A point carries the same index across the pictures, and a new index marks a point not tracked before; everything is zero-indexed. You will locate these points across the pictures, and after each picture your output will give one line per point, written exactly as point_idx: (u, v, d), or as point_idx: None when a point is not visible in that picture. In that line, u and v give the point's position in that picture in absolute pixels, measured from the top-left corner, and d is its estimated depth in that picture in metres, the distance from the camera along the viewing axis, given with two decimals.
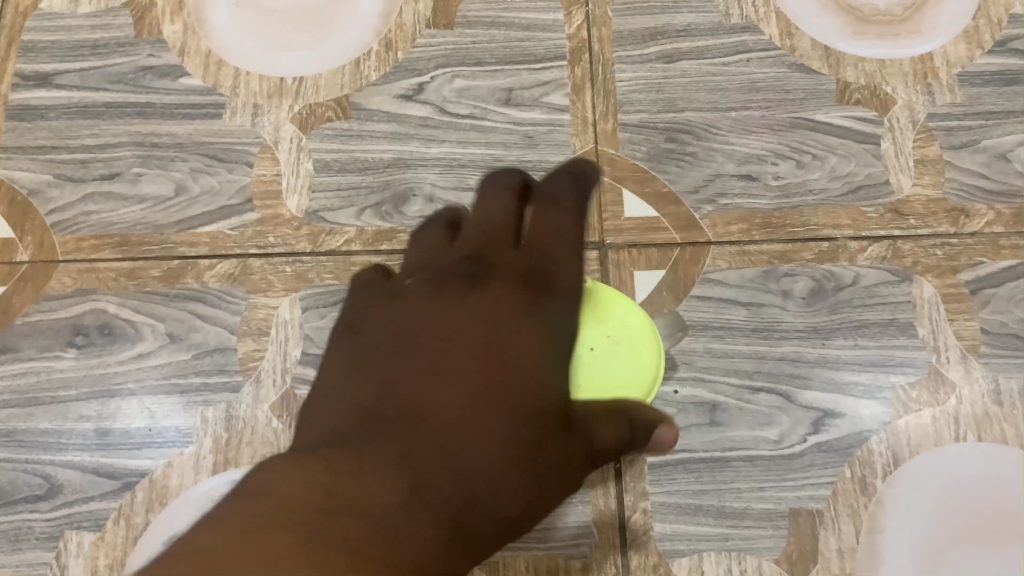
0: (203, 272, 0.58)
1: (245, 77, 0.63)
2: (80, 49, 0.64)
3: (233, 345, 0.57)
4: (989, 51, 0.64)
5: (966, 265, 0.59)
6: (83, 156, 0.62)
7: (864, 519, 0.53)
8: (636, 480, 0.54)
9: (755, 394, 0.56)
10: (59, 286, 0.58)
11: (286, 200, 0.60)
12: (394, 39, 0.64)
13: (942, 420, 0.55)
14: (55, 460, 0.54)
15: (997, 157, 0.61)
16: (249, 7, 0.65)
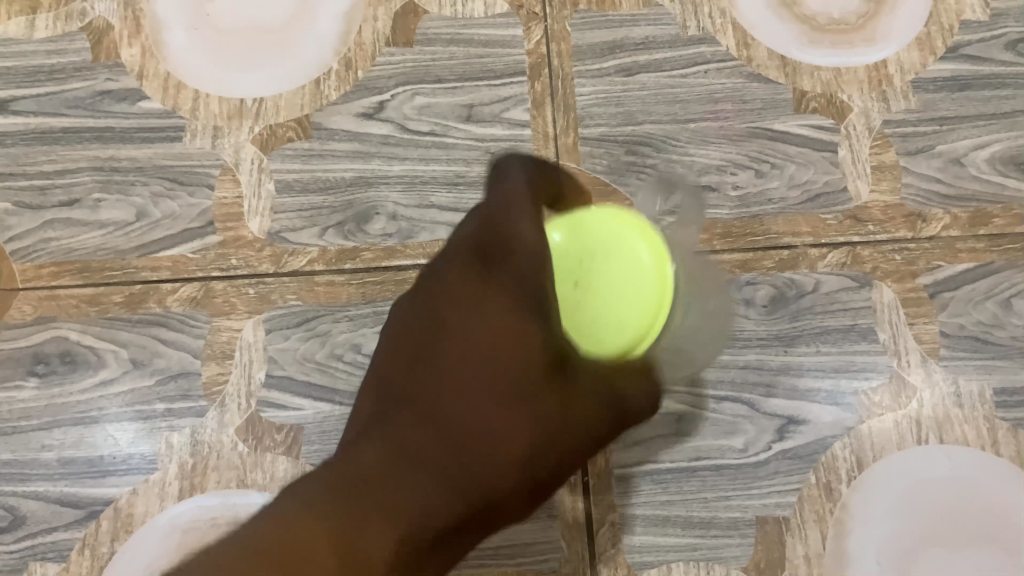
0: (165, 297, 0.58)
1: (205, 99, 0.63)
2: (36, 74, 0.64)
3: (196, 370, 0.56)
4: (942, 58, 0.65)
5: (924, 269, 0.59)
6: (42, 183, 0.61)
7: (830, 525, 0.54)
8: (604, 493, 0.54)
9: (720, 403, 0.56)
10: (19, 314, 0.58)
11: (248, 222, 0.60)
12: (354, 58, 0.64)
13: (904, 423, 0.56)
14: (17, 491, 0.54)
15: (952, 162, 0.62)
16: (207, 29, 0.65)
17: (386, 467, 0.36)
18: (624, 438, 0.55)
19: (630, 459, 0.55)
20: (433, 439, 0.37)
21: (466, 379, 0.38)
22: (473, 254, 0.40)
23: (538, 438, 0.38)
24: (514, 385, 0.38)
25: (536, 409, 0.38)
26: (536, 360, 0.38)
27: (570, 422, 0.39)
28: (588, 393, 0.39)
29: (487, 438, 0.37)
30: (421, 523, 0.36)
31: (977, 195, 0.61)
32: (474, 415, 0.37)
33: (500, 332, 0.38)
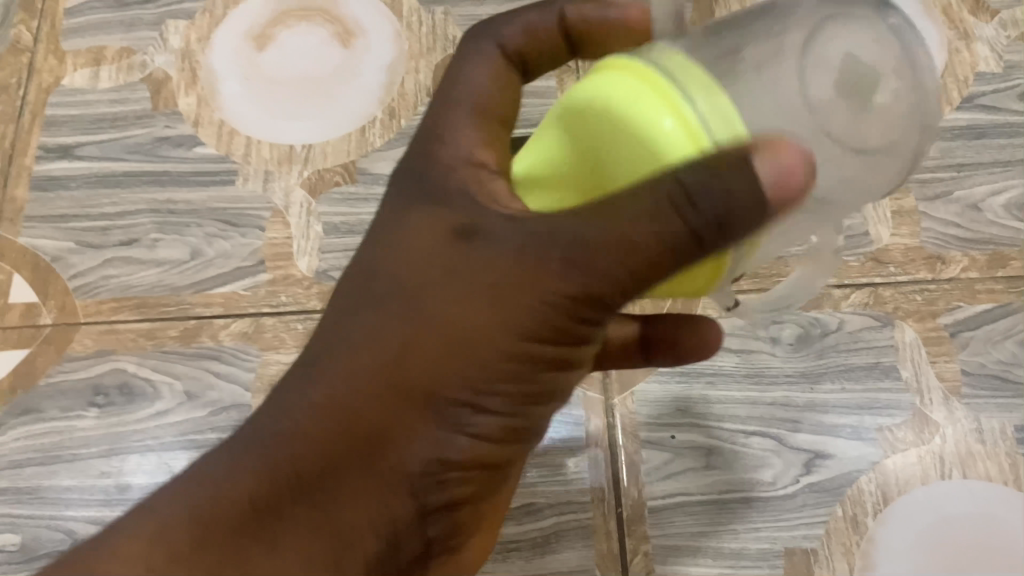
0: (218, 331, 0.61)
1: (256, 145, 0.67)
2: (99, 122, 0.68)
3: (247, 402, 0.59)
4: (958, 108, 0.68)
5: (944, 309, 0.62)
6: (103, 223, 0.65)
7: (856, 556, 0.56)
8: (637, 524, 0.57)
9: (749, 438, 0.58)
10: (80, 347, 0.61)
11: (296, 261, 0.63)
12: (397, 107, 0.68)
13: (928, 458, 0.58)
14: (76, 516, 0.57)
15: (970, 207, 0.65)
16: (259, 79, 0.69)
17: (283, 379, 0.37)
18: (656, 470, 0.58)
19: (662, 491, 0.57)
20: (324, 341, 0.36)
21: (368, 273, 0.37)
22: (411, 156, 0.40)
23: (440, 328, 0.35)
24: (416, 271, 0.36)
25: (434, 292, 0.35)
26: (430, 244, 0.36)
27: (485, 299, 0.34)
28: (502, 251, 0.34)
29: (382, 333, 0.35)
30: (315, 424, 0.35)
31: (994, 239, 0.64)
32: (368, 306, 0.36)
33: (404, 225, 0.37)
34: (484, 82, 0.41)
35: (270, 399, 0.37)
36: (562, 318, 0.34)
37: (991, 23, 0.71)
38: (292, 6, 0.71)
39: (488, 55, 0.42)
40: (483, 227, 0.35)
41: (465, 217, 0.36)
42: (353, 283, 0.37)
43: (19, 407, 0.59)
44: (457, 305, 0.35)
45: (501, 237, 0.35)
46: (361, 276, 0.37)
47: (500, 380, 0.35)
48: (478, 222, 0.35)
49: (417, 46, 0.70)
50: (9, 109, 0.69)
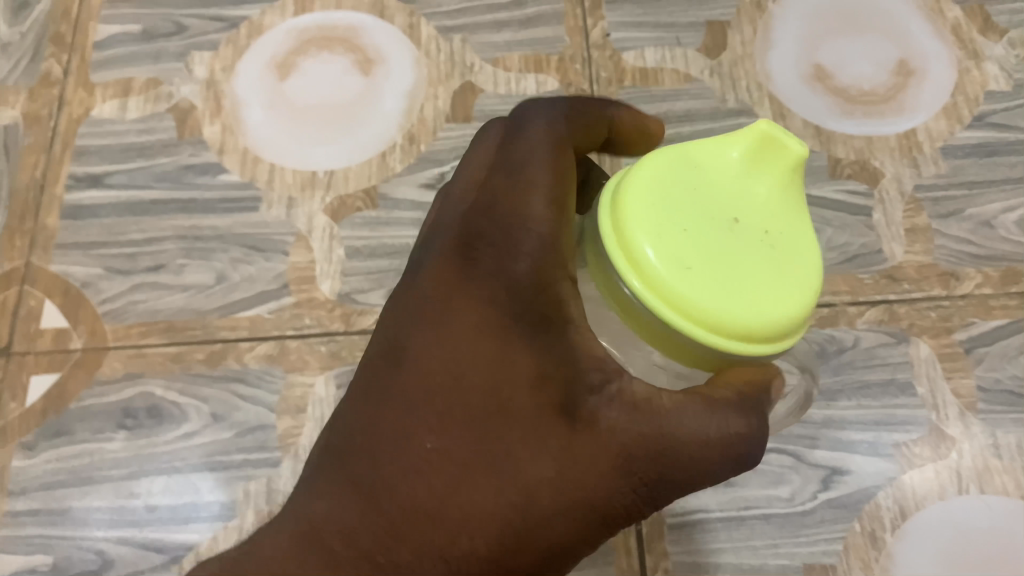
0: (243, 354, 0.63)
1: (280, 171, 0.69)
2: (128, 151, 0.70)
3: (272, 423, 0.60)
4: (969, 126, 0.69)
5: (959, 325, 0.62)
6: (131, 249, 0.67)
7: (875, 572, 0.56)
8: (656, 540, 0.57)
9: (767, 455, 0.59)
10: (110, 371, 0.63)
11: (319, 284, 0.65)
12: (416, 133, 0.70)
13: (945, 474, 0.58)
14: (107, 536, 0.58)
15: (982, 224, 0.65)
16: (281, 107, 0.71)
17: (360, 503, 0.38)
18: None
19: (681, 508, 0.58)
20: (413, 485, 0.37)
21: (460, 416, 0.38)
22: (496, 256, 0.39)
23: (528, 507, 0.37)
24: (517, 433, 0.38)
25: (531, 466, 0.37)
26: (531, 406, 0.38)
27: (571, 483, 0.37)
28: (605, 439, 0.37)
29: (479, 501, 0.37)
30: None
31: (1008, 255, 0.64)
32: (464, 465, 0.37)
33: (504, 368, 0.38)
34: (545, 166, 0.39)
35: (353, 525, 0.38)
36: (619, 513, 0.38)
37: (1000, 42, 0.72)
38: (314, 37, 0.73)
39: (557, 134, 0.40)
40: (581, 404, 0.38)
41: (572, 379, 0.38)
42: (445, 422, 0.38)
43: (52, 429, 0.61)
44: (539, 487, 0.37)
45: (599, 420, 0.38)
46: (452, 416, 0.38)
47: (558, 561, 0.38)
48: (577, 398, 0.38)
49: (436, 73, 0.72)
50: (40, 140, 0.71)
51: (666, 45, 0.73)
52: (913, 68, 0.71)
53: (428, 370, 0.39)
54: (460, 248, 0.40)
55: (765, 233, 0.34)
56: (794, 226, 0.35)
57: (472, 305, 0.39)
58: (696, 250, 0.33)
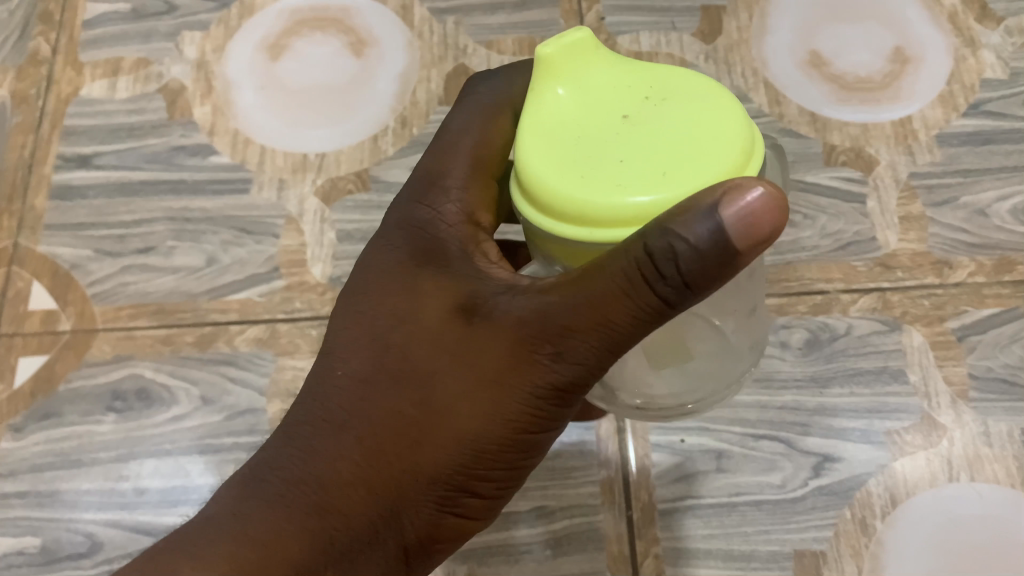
0: (234, 337, 0.62)
1: (271, 153, 0.68)
2: (117, 131, 0.69)
3: (262, 406, 0.60)
4: (965, 114, 0.68)
5: (952, 314, 0.62)
6: (121, 231, 0.66)
7: (866, 559, 0.56)
8: (647, 526, 0.57)
9: (759, 442, 0.59)
10: (98, 353, 0.62)
11: (311, 267, 0.64)
12: (409, 116, 0.69)
13: (936, 461, 0.58)
14: (95, 519, 0.58)
15: (977, 213, 0.65)
16: (272, 88, 0.70)
17: (296, 439, 0.43)
18: (666, 474, 0.58)
19: (673, 495, 0.58)
20: (338, 406, 0.42)
21: (373, 336, 0.43)
22: (408, 203, 0.46)
23: (437, 399, 0.40)
24: (418, 343, 0.41)
25: (417, 346, 0.41)
26: (432, 315, 0.42)
27: (472, 361, 0.40)
28: (498, 333, 0.40)
29: (386, 410, 0.41)
30: (325, 465, 0.41)
31: (1002, 244, 0.64)
32: (365, 361, 0.42)
33: (414, 290, 0.43)
34: (473, 129, 0.46)
35: (293, 463, 0.42)
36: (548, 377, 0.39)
37: (997, 30, 0.71)
38: (306, 17, 0.73)
39: (480, 111, 0.47)
40: (482, 305, 0.41)
41: (469, 292, 0.41)
42: (357, 347, 0.43)
43: (39, 412, 0.61)
44: (452, 380, 0.40)
45: (498, 312, 0.40)
46: (369, 340, 0.43)
47: (480, 460, 0.41)
48: (477, 300, 0.41)
49: (429, 55, 0.71)
50: (29, 119, 0.70)
51: (662, 30, 0.73)
52: (909, 55, 0.71)
53: (348, 309, 0.45)
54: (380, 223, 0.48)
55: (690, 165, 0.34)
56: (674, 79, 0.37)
57: (375, 247, 0.46)
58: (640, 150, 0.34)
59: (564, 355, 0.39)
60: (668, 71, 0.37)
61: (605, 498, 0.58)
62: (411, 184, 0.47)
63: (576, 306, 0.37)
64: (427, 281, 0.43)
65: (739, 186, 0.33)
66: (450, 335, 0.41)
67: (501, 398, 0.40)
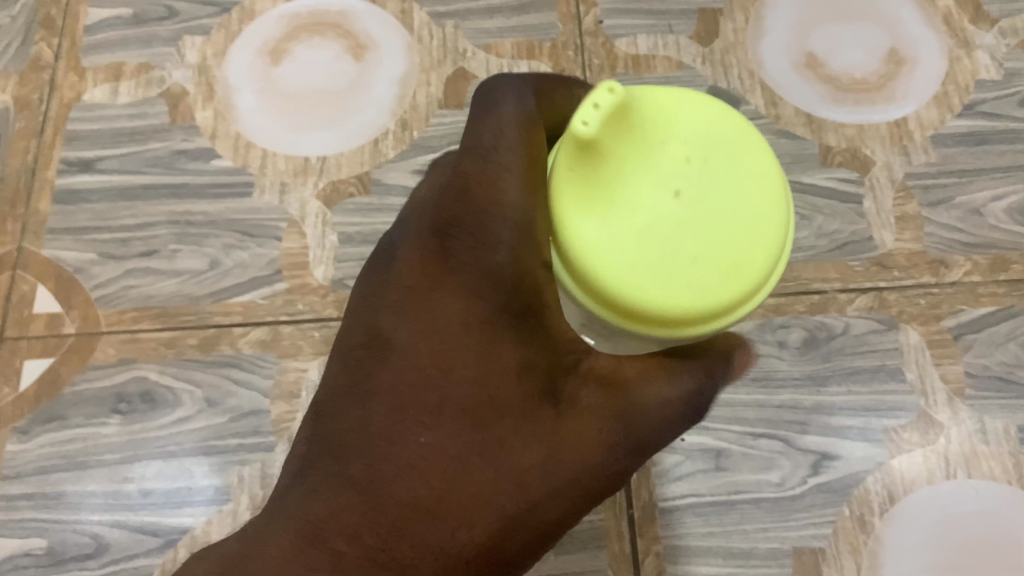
0: (237, 339, 0.63)
1: (272, 157, 0.69)
2: (119, 136, 0.70)
3: (266, 408, 0.61)
4: (959, 114, 0.69)
5: (948, 312, 0.63)
6: (123, 235, 0.67)
7: (863, 555, 0.57)
8: (648, 524, 0.58)
9: (758, 440, 0.59)
10: (102, 356, 0.63)
11: (313, 270, 0.65)
12: (410, 119, 0.70)
13: (933, 459, 0.59)
14: (101, 520, 0.58)
15: (972, 212, 0.66)
16: (274, 92, 0.71)
17: (340, 506, 0.34)
18: (666, 473, 0.59)
19: (673, 494, 0.58)
20: (405, 484, 0.34)
21: (442, 404, 0.35)
22: (464, 235, 0.37)
23: (524, 489, 0.36)
24: (503, 423, 0.36)
25: (504, 427, 0.36)
26: (514, 393, 0.36)
27: (559, 453, 0.36)
28: (587, 421, 0.37)
29: (475, 494, 0.35)
30: (389, 559, 0.33)
31: (997, 243, 0.65)
32: (440, 438, 0.35)
33: (492, 356, 0.36)
34: (519, 147, 0.37)
35: (352, 524, 0.34)
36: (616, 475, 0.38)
37: (991, 31, 0.72)
38: (305, 21, 0.73)
39: (526, 108, 0.38)
40: (563, 388, 0.37)
41: (552, 367, 0.37)
42: (436, 413, 0.35)
43: (44, 414, 0.61)
44: (541, 474, 0.36)
45: (580, 403, 0.37)
46: (438, 408, 0.35)
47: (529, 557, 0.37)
48: (558, 382, 0.37)
49: (429, 59, 0.72)
50: (32, 125, 0.71)
51: (659, 32, 0.73)
52: (904, 56, 0.71)
53: (398, 363, 0.36)
54: (432, 231, 0.38)
55: (747, 252, 0.35)
56: (693, 120, 0.36)
57: (423, 276, 0.37)
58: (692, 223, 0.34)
59: (634, 453, 0.38)
60: (668, 100, 0.36)
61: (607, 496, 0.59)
62: (465, 190, 0.37)
63: (655, 407, 0.38)
64: (504, 348, 0.36)
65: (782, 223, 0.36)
66: (539, 421, 0.36)
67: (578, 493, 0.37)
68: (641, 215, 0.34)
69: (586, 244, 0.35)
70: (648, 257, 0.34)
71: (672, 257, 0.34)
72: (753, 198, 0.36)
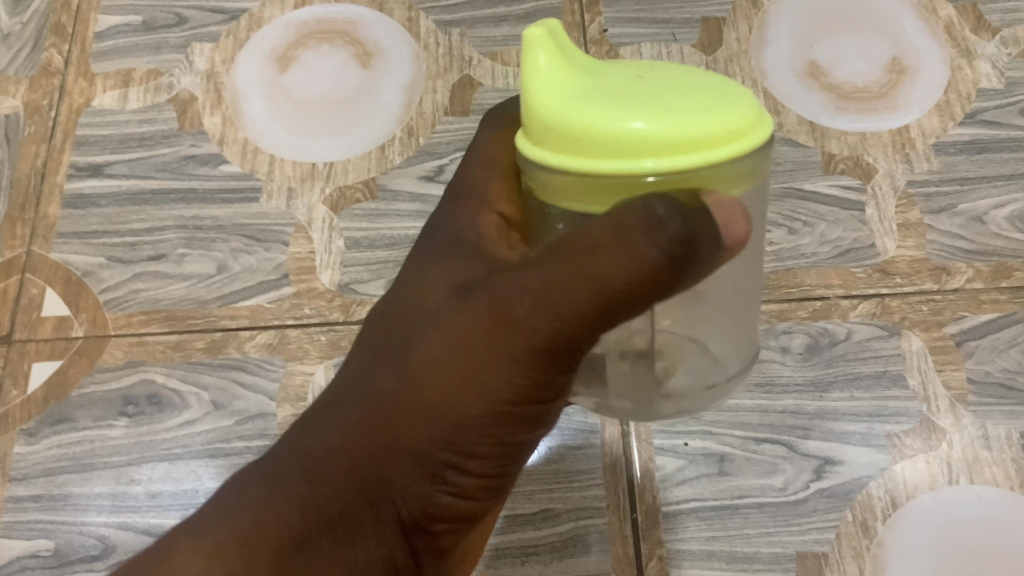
0: (244, 343, 0.63)
1: (280, 162, 0.69)
2: (128, 141, 0.71)
3: (272, 411, 0.61)
4: (961, 123, 0.70)
5: (950, 319, 0.63)
6: (132, 239, 0.67)
7: (867, 560, 0.57)
8: (652, 528, 0.58)
9: (761, 445, 0.60)
10: (110, 359, 0.63)
11: (319, 274, 0.65)
12: (416, 126, 0.70)
13: (935, 464, 0.59)
14: (107, 522, 0.59)
15: (974, 220, 0.66)
16: (281, 98, 0.72)
17: (305, 422, 0.42)
18: (670, 477, 0.59)
19: (676, 498, 0.59)
20: (353, 390, 0.41)
21: (389, 318, 0.43)
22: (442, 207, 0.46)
23: (435, 373, 0.39)
24: (423, 317, 0.41)
25: (426, 323, 0.40)
26: (442, 294, 0.41)
27: (472, 341, 0.38)
28: (505, 293, 0.38)
29: (377, 384, 0.40)
30: (329, 452, 0.39)
31: (999, 250, 0.65)
32: (377, 341, 0.42)
33: (428, 273, 0.43)
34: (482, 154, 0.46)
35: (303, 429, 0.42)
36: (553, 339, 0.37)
37: (992, 41, 0.73)
38: (314, 29, 0.74)
39: (493, 130, 0.47)
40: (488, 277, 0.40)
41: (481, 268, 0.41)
42: (381, 325, 0.43)
43: (52, 416, 0.62)
44: (453, 361, 0.39)
45: (499, 281, 0.38)
46: (386, 325, 0.42)
47: (480, 428, 0.39)
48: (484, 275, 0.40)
49: (435, 66, 0.73)
50: (42, 130, 0.71)
51: (663, 41, 0.74)
52: (906, 65, 0.72)
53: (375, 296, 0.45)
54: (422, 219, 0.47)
55: (707, 105, 0.34)
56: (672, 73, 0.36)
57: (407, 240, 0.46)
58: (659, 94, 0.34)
59: (570, 313, 0.36)
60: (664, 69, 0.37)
61: (611, 499, 0.59)
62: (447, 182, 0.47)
63: (577, 275, 0.35)
64: (440, 266, 0.42)
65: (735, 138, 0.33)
66: (454, 313, 0.40)
67: (504, 364, 0.38)
68: (603, 89, 0.35)
69: (535, 65, 0.35)
70: (577, 93, 0.34)
71: (601, 98, 0.34)
72: (713, 100, 0.34)
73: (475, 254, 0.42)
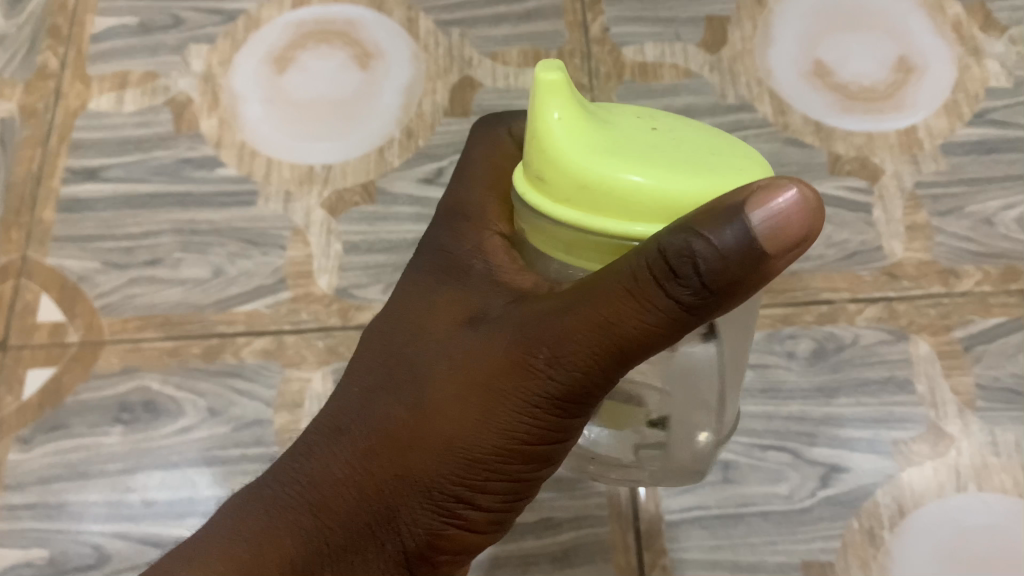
0: (240, 348, 0.62)
1: (277, 164, 0.68)
2: (125, 144, 0.70)
3: (269, 418, 0.60)
4: (969, 123, 0.68)
5: (958, 323, 0.62)
6: (128, 243, 0.66)
7: (873, 570, 0.56)
8: (654, 537, 0.57)
9: (765, 452, 0.59)
10: (106, 365, 0.62)
11: (317, 278, 0.64)
12: (415, 127, 0.69)
13: (943, 471, 0.58)
14: (102, 531, 0.58)
15: (982, 222, 0.65)
16: (279, 100, 0.71)
17: (306, 448, 0.42)
18: (672, 485, 0.58)
19: (679, 506, 0.58)
20: (354, 420, 0.41)
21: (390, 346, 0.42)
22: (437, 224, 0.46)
23: (434, 411, 0.39)
24: (423, 352, 0.41)
25: (428, 358, 0.41)
26: (444, 326, 0.41)
27: (470, 379, 0.39)
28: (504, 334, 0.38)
29: (382, 416, 0.40)
30: (333, 488, 0.41)
31: (1008, 253, 0.64)
32: (376, 372, 0.42)
33: (430, 303, 0.42)
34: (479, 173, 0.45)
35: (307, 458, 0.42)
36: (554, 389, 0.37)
37: (1001, 39, 0.71)
38: (312, 31, 0.73)
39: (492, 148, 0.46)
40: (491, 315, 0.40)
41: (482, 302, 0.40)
42: (380, 356, 0.43)
43: (47, 424, 0.61)
44: (452, 398, 0.39)
45: (501, 321, 0.39)
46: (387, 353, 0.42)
47: (481, 469, 0.39)
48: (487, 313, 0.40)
49: (435, 67, 0.72)
50: (37, 133, 0.70)
51: (666, 40, 0.73)
52: (913, 64, 0.71)
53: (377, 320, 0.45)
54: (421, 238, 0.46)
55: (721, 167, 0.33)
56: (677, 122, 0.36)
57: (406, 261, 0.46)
58: (672, 147, 0.33)
59: (573, 362, 0.36)
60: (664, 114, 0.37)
61: (612, 508, 0.58)
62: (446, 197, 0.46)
63: (584, 320, 0.35)
64: (441, 296, 0.42)
65: (772, 184, 0.31)
66: (454, 349, 0.40)
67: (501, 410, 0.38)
68: (620, 136, 0.33)
69: (549, 116, 0.32)
70: (603, 145, 0.32)
71: (625, 155, 0.32)
72: (730, 160, 0.34)
73: (484, 282, 0.41)
